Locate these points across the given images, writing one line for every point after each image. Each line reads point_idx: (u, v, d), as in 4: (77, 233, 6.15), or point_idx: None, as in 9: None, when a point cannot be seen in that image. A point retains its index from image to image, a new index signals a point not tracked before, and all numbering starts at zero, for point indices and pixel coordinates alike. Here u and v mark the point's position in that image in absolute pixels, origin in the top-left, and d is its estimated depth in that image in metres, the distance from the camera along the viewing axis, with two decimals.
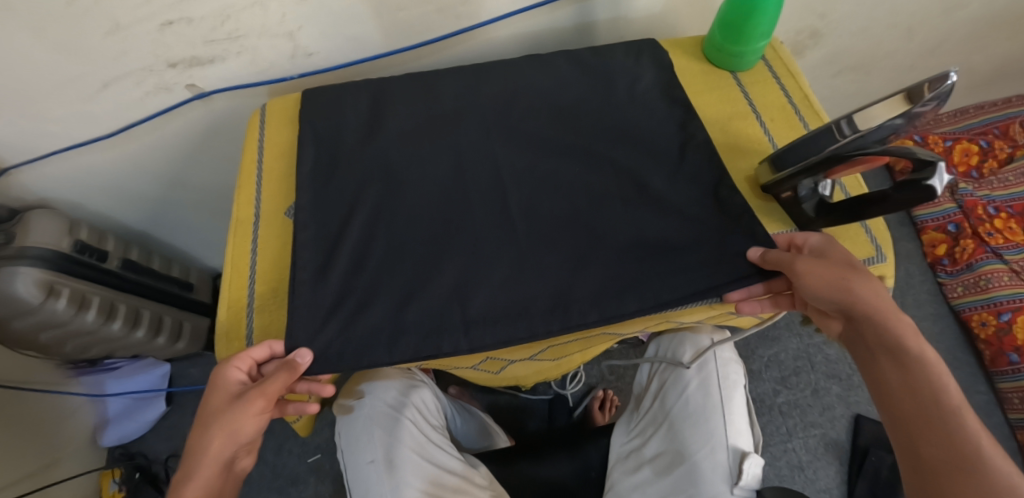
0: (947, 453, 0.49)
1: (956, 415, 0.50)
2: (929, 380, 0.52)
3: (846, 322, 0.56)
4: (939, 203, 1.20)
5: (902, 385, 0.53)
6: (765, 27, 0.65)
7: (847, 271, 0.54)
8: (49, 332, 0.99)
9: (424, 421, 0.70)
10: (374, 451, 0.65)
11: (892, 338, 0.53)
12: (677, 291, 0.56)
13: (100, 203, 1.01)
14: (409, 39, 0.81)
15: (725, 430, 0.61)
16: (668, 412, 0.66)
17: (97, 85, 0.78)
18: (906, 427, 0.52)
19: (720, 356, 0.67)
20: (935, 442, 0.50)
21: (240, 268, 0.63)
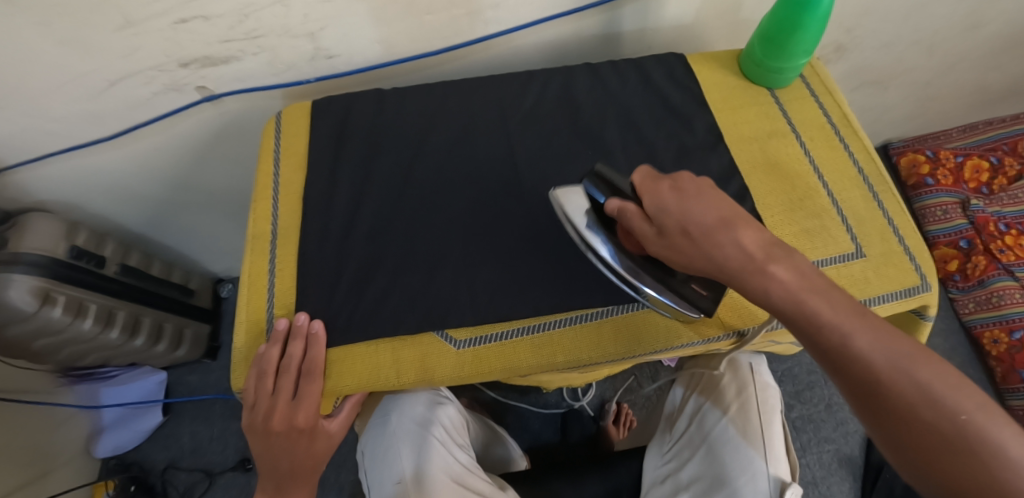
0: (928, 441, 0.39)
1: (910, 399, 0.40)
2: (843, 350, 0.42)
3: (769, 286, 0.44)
4: (951, 218, 1.18)
5: (945, 445, 0.39)
6: (808, 44, 0.63)
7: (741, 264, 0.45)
8: (45, 340, 0.94)
9: (452, 442, 0.68)
10: (401, 471, 0.63)
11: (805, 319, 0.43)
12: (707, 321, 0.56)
13: (99, 206, 0.97)
14: (433, 44, 0.78)
15: (766, 454, 0.59)
16: (707, 435, 0.65)
17: (102, 84, 0.74)
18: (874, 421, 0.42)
19: (759, 381, 0.66)
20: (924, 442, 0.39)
21: (258, 288, 0.59)
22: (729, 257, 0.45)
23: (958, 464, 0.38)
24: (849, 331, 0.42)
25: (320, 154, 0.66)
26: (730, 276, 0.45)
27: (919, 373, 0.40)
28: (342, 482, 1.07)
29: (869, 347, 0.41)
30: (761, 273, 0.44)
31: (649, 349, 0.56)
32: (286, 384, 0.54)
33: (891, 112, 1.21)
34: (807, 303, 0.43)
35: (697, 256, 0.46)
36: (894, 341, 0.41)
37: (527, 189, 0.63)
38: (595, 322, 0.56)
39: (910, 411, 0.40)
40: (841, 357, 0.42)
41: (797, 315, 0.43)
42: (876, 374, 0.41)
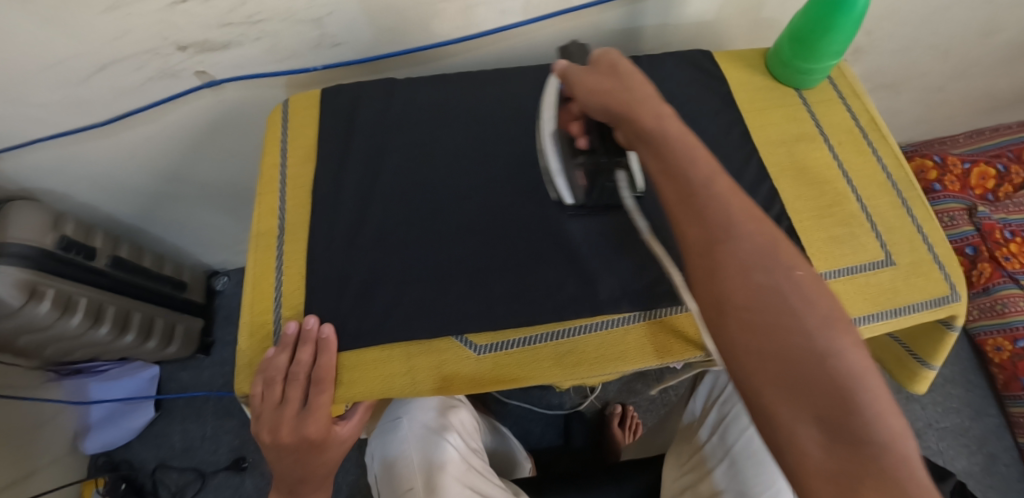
0: (759, 295, 0.38)
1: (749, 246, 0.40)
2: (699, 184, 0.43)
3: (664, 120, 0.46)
4: (958, 225, 1.16)
5: (781, 329, 0.36)
6: (839, 45, 0.61)
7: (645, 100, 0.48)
8: (28, 336, 0.90)
9: (465, 446, 0.66)
10: (413, 478, 0.61)
11: (668, 147, 0.44)
12: None
13: (87, 195, 0.93)
14: (447, 33, 0.74)
15: None
16: (729, 448, 0.64)
17: (93, 68, 0.70)
18: (701, 268, 0.40)
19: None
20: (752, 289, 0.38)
21: (263, 288, 0.56)
22: (639, 102, 0.47)
23: (790, 349, 0.36)
24: (711, 177, 0.43)
25: (327, 148, 0.63)
26: (622, 100, 0.48)
27: (773, 259, 0.39)
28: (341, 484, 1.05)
29: (732, 208, 0.41)
30: (655, 110, 0.47)
31: (677, 356, 0.54)
32: (294, 394, 0.50)
33: (901, 116, 1.20)
34: (692, 155, 0.44)
35: (610, 81, 0.49)
36: (758, 220, 0.41)
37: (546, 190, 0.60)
38: (621, 329, 0.54)
39: (753, 283, 0.38)
40: (704, 204, 0.41)
41: (676, 153, 0.44)
42: (728, 234, 0.40)
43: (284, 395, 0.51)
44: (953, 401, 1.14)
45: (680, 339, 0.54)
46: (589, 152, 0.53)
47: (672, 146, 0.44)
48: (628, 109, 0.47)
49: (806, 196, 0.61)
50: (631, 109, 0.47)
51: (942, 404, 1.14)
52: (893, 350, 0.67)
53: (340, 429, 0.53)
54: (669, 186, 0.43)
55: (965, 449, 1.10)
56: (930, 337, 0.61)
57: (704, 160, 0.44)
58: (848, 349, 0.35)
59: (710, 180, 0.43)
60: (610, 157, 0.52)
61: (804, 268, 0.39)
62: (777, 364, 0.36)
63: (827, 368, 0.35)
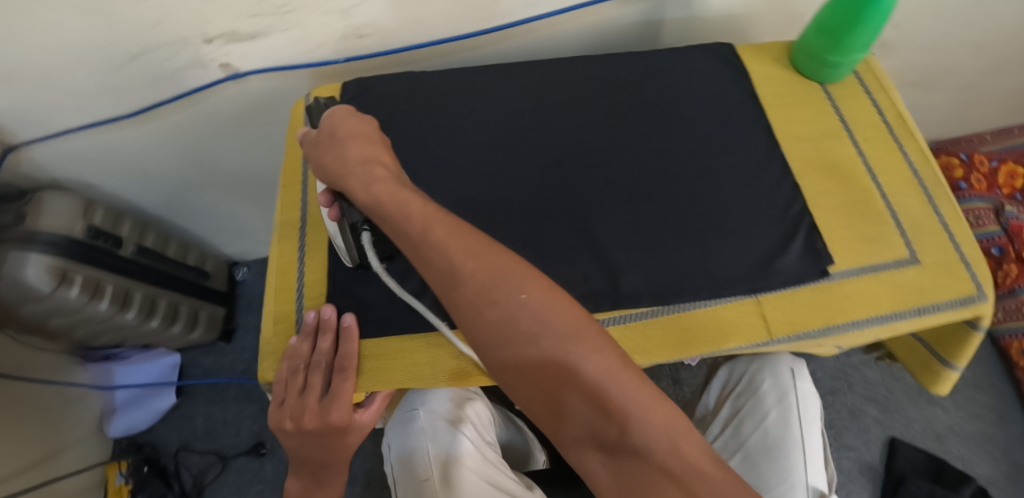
0: (500, 330, 0.46)
1: (476, 288, 0.47)
2: (415, 233, 0.49)
3: (376, 178, 0.52)
4: (984, 225, 1.15)
5: (528, 358, 0.44)
6: (868, 38, 0.60)
7: (364, 154, 0.54)
8: (59, 319, 0.93)
9: (480, 438, 0.68)
10: (429, 469, 0.65)
11: (382, 206, 0.51)
12: (756, 326, 0.54)
13: (116, 184, 0.95)
14: (470, 26, 0.75)
15: (806, 466, 0.65)
16: (742, 442, 0.69)
17: (124, 57, 0.71)
18: (459, 316, 0.48)
19: (799, 387, 0.70)
20: (491, 328, 0.46)
21: (286, 279, 0.57)
22: (352, 158, 0.53)
23: (546, 375, 0.44)
24: (426, 223, 0.50)
25: None
26: (340, 170, 0.53)
27: (499, 295, 0.46)
28: (357, 472, 1.09)
29: (453, 251, 0.48)
30: (367, 175, 0.52)
31: (697, 353, 0.53)
32: (315, 382, 0.51)
33: (929, 114, 1.18)
34: (405, 210, 0.50)
35: (330, 149, 0.54)
36: (477, 254, 0.48)
37: (566, 182, 0.60)
38: (640, 323, 0.54)
39: (494, 324, 0.46)
40: (427, 254, 0.49)
41: (392, 218, 0.50)
42: (459, 282, 0.47)
43: (306, 383, 0.52)
44: (976, 406, 1.10)
45: None
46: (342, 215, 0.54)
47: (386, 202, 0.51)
48: (342, 173, 0.53)
49: (832, 192, 0.60)
50: (345, 180, 0.52)
51: (965, 407, 1.11)
52: (917, 350, 0.66)
53: (361, 416, 0.54)
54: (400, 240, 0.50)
55: (989, 456, 1.07)
56: (955, 338, 0.60)
57: (414, 207, 0.50)
58: (584, 360, 0.43)
59: (427, 223, 0.50)
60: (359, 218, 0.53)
61: (528, 289, 0.46)
62: (539, 392, 0.44)
63: (576, 386, 0.43)
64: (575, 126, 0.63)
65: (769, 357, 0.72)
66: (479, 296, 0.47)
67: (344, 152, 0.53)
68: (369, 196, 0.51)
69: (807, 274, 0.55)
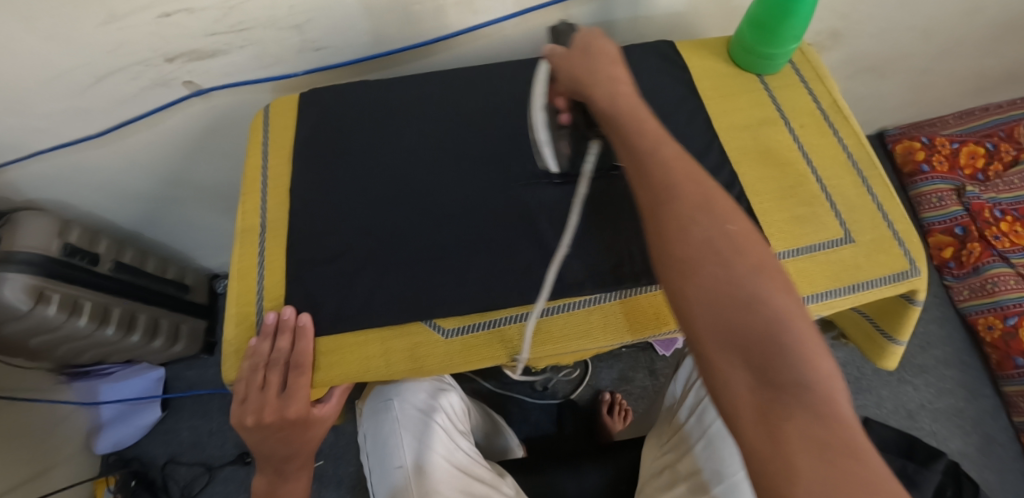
0: (686, 245, 0.45)
1: (688, 204, 0.47)
2: (643, 151, 0.50)
3: (621, 96, 0.53)
4: (946, 206, 1.19)
5: (714, 277, 0.43)
6: (798, 30, 0.63)
7: (612, 70, 0.55)
8: (41, 338, 0.94)
9: (453, 427, 0.71)
10: (403, 456, 0.66)
11: (626, 123, 0.52)
12: None
13: (92, 202, 0.97)
14: (423, 34, 0.77)
15: None
16: (707, 428, 0.65)
17: (90, 80, 0.73)
18: (650, 228, 0.47)
19: None
20: (680, 240, 0.45)
21: (248, 282, 0.59)
22: (600, 72, 0.54)
23: (727, 297, 0.42)
24: (660, 147, 0.50)
25: (306, 146, 0.66)
26: (586, 78, 0.54)
27: (711, 218, 0.46)
28: (342, 476, 1.10)
29: (676, 174, 0.48)
30: (610, 90, 0.53)
31: (639, 335, 0.56)
32: (274, 378, 0.53)
33: (888, 101, 1.21)
34: (645, 131, 0.51)
35: (583, 61, 0.55)
36: (694, 182, 0.48)
37: (513, 180, 0.62)
38: (584, 310, 0.56)
39: (692, 240, 0.45)
40: (652, 171, 0.49)
41: (629, 133, 0.51)
42: (676, 199, 0.47)
43: (266, 380, 0.54)
44: (947, 382, 1.13)
45: (553, 334, 0.56)
46: (573, 127, 0.57)
47: (624, 121, 0.52)
48: (583, 86, 0.54)
49: (768, 178, 0.62)
50: (594, 87, 0.53)
51: (936, 385, 1.13)
52: (864, 327, 0.68)
53: (321, 409, 0.56)
54: (623, 152, 0.51)
55: (960, 430, 1.09)
56: (894, 314, 0.62)
57: (649, 129, 0.51)
58: (774, 293, 0.42)
59: (660, 142, 0.50)
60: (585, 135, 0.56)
61: (736, 225, 0.46)
62: (713, 310, 0.42)
63: (757, 313, 0.41)
64: (523, 126, 0.66)
65: None
66: (685, 213, 0.46)
67: (579, 69, 0.55)
68: (605, 108, 0.53)
69: None
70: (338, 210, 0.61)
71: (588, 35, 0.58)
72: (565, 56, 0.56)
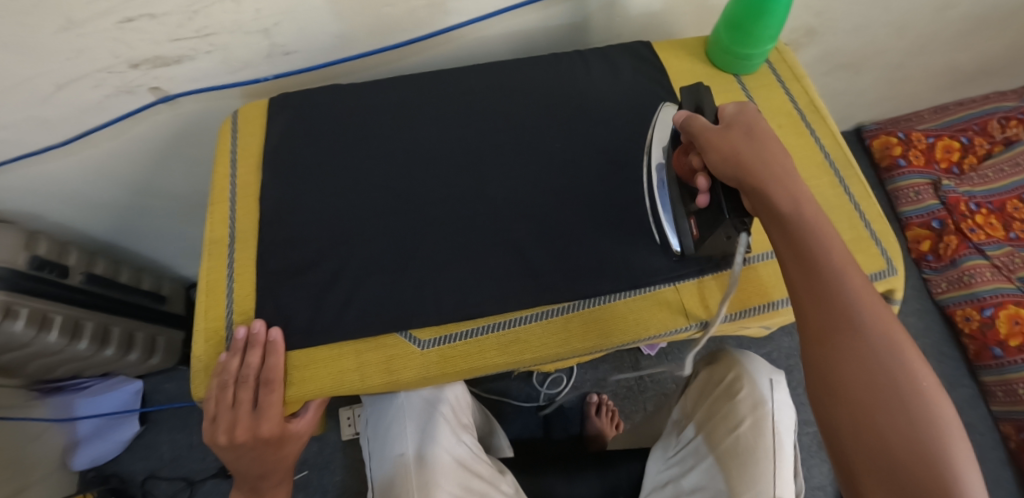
0: (835, 331, 0.43)
1: (850, 297, 0.44)
2: (814, 239, 0.46)
3: (788, 190, 0.48)
4: (923, 200, 1.20)
5: (863, 372, 0.41)
6: (774, 30, 0.63)
7: (771, 162, 0.49)
8: (10, 355, 0.92)
9: (456, 420, 0.70)
10: (404, 443, 0.65)
11: (797, 216, 0.47)
12: (671, 311, 0.56)
13: (60, 214, 0.94)
14: (396, 37, 0.76)
15: (775, 477, 0.59)
16: (713, 445, 0.63)
17: (49, 89, 0.71)
18: (803, 313, 0.45)
19: (776, 398, 0.64)
20: (831, 325, 0.43)
21: (216, 296, 0.57)
22: (771, 159, 0.49)
23: (873, 396, 0.40)
24: (833, 239, 0.46)
25: (277, 154, 0.64)
26: (753, 168, 0.48)
27: (899, 355, 0.41)
28: (326, 485, 1.09)
29: (846, 268, 0.45)
30: (788, 187, 0.48)
31: (617, 341, 0.56)
32: (245, 396, 0.52)
33: (864, 96, 1.22)
34: (827, 245, 0.45)
35: (743, 145, 0.49)
36: (868, 283, 0.44)
37: (489, 185, 0.61)
38: (562, 317, 0.56)
39: (847, 332, 0.43)
40: (821, 262, 0.45)
41: (808, 244, 0.46)
42: (846, 297, 0.43)
43: (237, 397, 0.52)
44: None
45: (531, 342, 0.55)
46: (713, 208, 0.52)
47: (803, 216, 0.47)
48: (743, 171, 0.49)
49: None
50: (759, 180, 0.48)
51: None
52: None
53: (295, 424, 0.55)
54: (789, 245, 0.47)
55: None
56: None
57: (820, 220, 0.47)
58: (957, 450, 0.37)
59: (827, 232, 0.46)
60: (735, 218, 0.51)
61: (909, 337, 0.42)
62: (854, 405, 0.40)
63: (931, 465, 0.37)
64: (498, 130, 0.65)
65: (744, 358, 0.67)
66: (840, 303, 0.43)
67: (738, 150, 0.49)
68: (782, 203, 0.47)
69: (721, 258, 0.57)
70: (310, 220, 0.60)
71: (744, 111, 0.52)
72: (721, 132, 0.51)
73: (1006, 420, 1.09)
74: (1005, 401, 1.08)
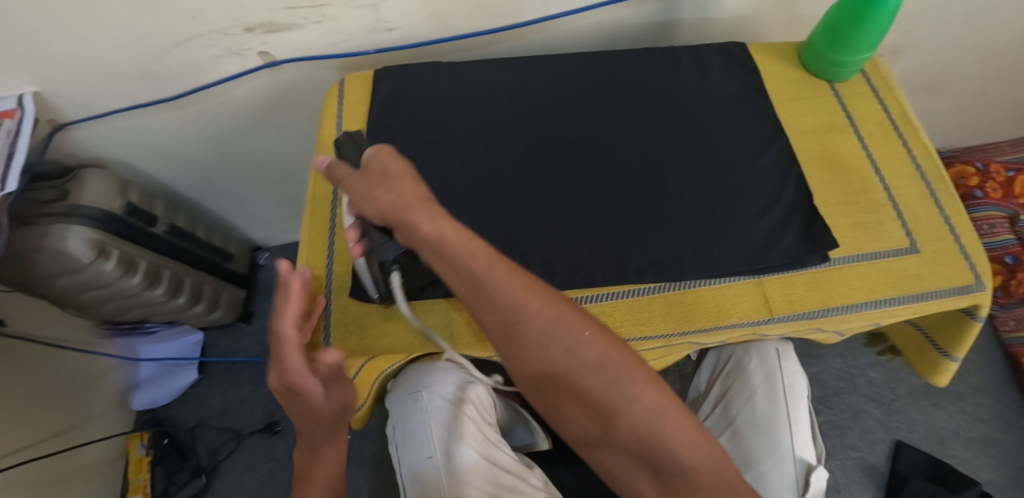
0: (542, 369, 0.46)
1: (537, 332, 0.46)
2: (481, 280, 0.46)
3: (440, 220, 0.46)
4: (998, 233, 1.15)
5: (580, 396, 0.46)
6: (873, 39, 0.62)
7: (413, 198, 0.47)
8: (93, 292, 0.97)
9: (482, 420, 0.72)
10: (432, 447, 0.67)
11: (452, 256, 0.46)
12: (754, 304, 0.57)
13: (151, 165, 1.00)
14: (492, 22, 0.79)
15: (791, 441, 0.70)
16: (732, 418, 0.74)
17: (169, 44, 0.76)
18: (511, 354, 0.47)
19: (785, 368, 0.74)
20: (538, 364, 0.46)
21: (317, 246, 0.61)
22: (407, 191, 0.47)
23: (602, 411, 0.46)
24: (484, 272, 0.46)
25: (375, 120, 0.67)
26: (397, 206, 0.47)
27: (563, 332, 0.46)
28: (366, 452, 1.12)
29: (514, 296, 0.46)
30: (428, 214, 0.46)
31: (698, 326, 0.56)
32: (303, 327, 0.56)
33: (943, 123, 1.19)
34: (468, 249, 0.46)
35: (380, 186, 0.47)
36: (542, 298, 0.46)
37: (577, 167, 0.63)
38: (646, 298, 0.57)
39: (554, 362, 0.46)
40: (497, 303, 0.46)
41: (449, 259, 0.46)
42: (531, 332, 0.46)
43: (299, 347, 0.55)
44: (982, 411, 1.11)
45: (613, 319, 0.56)
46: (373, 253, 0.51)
47: (451, 252, 0.46)
48: (399, 213, 0.46)
49: (833, 183, 0.62)
50: (404, 217, 0.46)
51: (970, 413, 1.11)
52: (917, 343, 0.68)
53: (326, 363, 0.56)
54: (451, 277, 0.46)
55: (994, 461, 1.07)
56: (954, 329, 0.62)
57: (467, 247, 0.46)
58: (659, 415, 0.45)
59: (477, 262, 0.46)
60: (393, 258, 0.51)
61: (591, 329, 0.46)
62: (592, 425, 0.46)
63: (649, 442, 0.45)
64: (588, 116, 0.67)
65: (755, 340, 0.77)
66: (529, 341, 0.46)
67: (377, 192, 0.47)
68: (432, 242, 0.46)
69: (810, 258, 0.57)
70: None
71: (382, 151, 0.50)
72: (369, 175, 0.48)
73: None
74: None
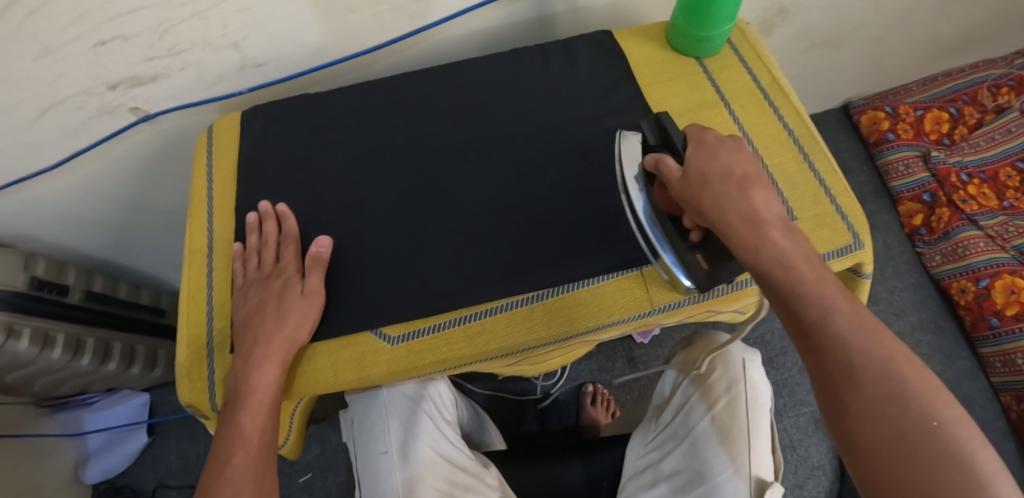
0: (873, 433, 0.41)
1: (875, 389, 0.42)
2: (816, 317, 0.44)
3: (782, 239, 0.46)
4: (913, 173, 1.20)
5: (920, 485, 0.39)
6: (730, 10, 0.63)
7: (746, 220, 0.47)
8: (16, 374, 0.95)
9: (438, 417, 0.72)
10: (388, 442, 0.66)
11: (789, 286, 0.45)
12: (636, 298, 0.57)
13: (55, 234, 0.96)
14: (361, 43, 0.77)
15: (749, 458, 0.58)
16: (691, 428, 0.64)
17: (33, 114, 0.72)
18: (832, 408, 0.44)
19: (749, 377, 0.65)
20: (867, 425, 0.41)
21: (197, 304, 0.59)
22: (734, 207, 0.47)
23: None
24: (827, 306, 0.44)
25: (251, 162, 0.66)
26: (720, 222, 0.47)
27: (906, 404, 0.41)
28: (328, 487, 1.11)
29: (856, 345, 0.43)
30: (762, 234, 0.46)
31: (581, 329, 0.57)
32: (276, 285, 0.56)
33: (848, 72, 1.21)
34: (810, 287, 0.44)
35: (705, 194, 0.48)
36: (896, 355, 0.42)
37: (454, 182, 0.63)
38: (526, 308, 0.57)
39: (882, 429, 0.41)
40: (822, 343, 0.43)
41: (777, 285, 0.45)
42: (860, 386, 0.42)
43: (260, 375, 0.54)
44: (923, 348, 1.13)
45: (496, 332, 0.56)
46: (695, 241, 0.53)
47: (788, 280, 0.45)
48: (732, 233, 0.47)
49: None
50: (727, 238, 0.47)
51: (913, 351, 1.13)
52: None
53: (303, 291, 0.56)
54: (783, 304, 0.45)
55: None
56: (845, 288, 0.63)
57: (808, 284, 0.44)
58: None
59: (819, 297, 0.44)
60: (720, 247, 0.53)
61: (942, 418, 0.40)
62: None
63: None
64: (463, 126, 0.66)
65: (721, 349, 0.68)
66: (858, 392, 0.42)
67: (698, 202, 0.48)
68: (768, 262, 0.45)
69: None
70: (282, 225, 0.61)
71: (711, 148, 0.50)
72: (694, 176, 0.49)
73: (1006, 391, 1.08)
74: (1003, 371, 1.07)
